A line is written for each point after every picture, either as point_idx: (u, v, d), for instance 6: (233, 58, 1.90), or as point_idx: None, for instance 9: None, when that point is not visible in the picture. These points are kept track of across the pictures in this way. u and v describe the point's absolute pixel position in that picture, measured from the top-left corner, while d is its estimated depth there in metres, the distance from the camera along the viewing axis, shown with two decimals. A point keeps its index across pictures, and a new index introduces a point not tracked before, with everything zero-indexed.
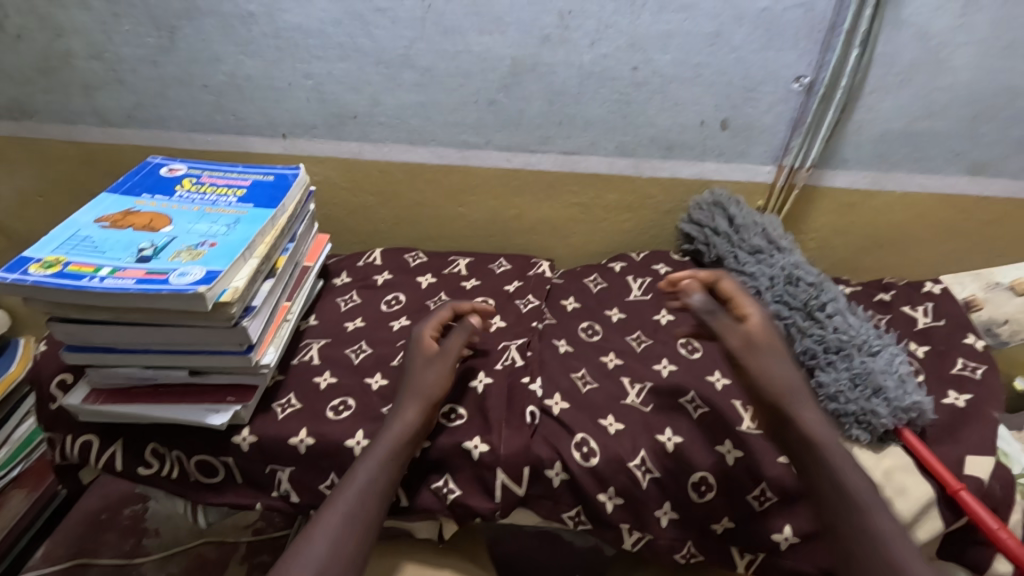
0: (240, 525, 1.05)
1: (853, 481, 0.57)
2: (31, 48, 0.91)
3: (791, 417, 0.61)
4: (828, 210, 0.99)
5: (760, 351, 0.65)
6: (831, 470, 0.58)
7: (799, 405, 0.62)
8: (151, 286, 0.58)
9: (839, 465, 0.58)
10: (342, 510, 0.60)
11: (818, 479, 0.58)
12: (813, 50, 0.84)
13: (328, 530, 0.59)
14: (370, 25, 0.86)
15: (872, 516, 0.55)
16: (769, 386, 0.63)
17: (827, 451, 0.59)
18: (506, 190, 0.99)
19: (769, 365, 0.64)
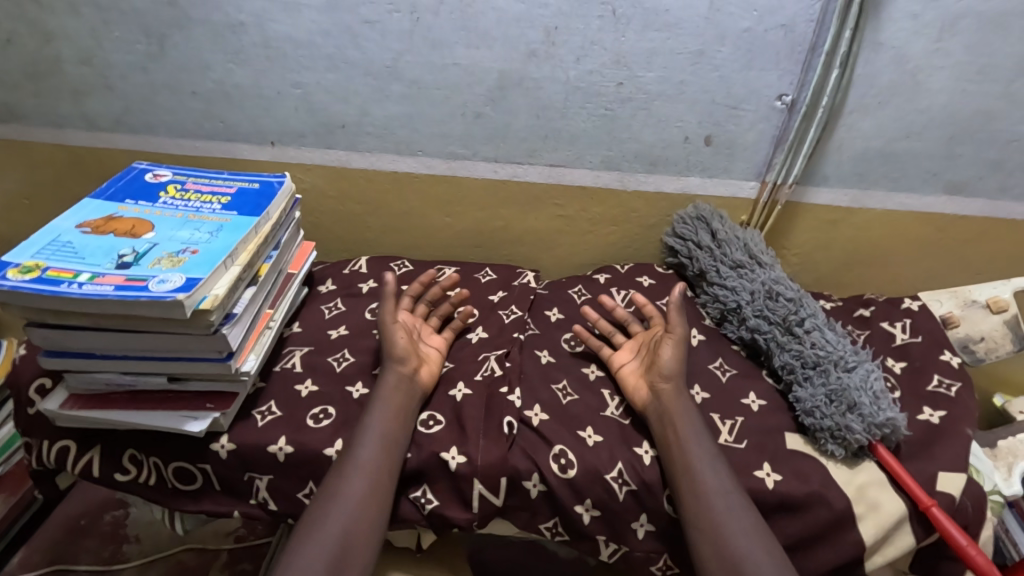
0: (222, 532, 1.05)
1: (696, 437, 0.68)
2: (20, 52, 0.91)
3: (663, 389, 0.73)
4: (810, 226, 1.00)
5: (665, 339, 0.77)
6: (672, 427, 0.69)
7: (676, 388, 0.73)
8: (129, 293, 0.58)
9: (685, 435, 0.68)
10: (351, 492, 0.64)
11: (664, 436, 0.69)
12: (794, 70, 0.86)
13: (336, 511, 0.62)
14: (359, 37, 0.87)
15: (697, 464, 0.66)
16: (665, 366, 0.74)
17: (678, 413, 0.70)
18: (493, 201, 1.00)
19: (673, 350, 0.76)
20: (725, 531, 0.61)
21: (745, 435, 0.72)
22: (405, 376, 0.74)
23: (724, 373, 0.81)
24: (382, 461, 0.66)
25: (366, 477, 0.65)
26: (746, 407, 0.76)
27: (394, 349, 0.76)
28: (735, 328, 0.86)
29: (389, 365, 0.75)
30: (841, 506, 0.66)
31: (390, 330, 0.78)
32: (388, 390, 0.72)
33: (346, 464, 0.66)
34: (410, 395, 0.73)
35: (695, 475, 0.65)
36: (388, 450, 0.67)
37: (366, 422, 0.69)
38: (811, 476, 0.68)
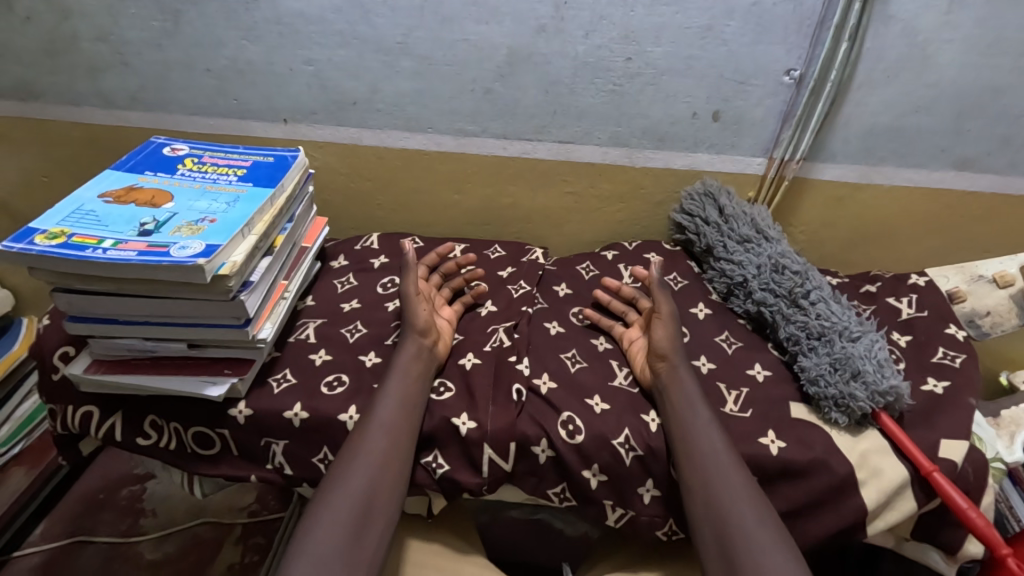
0: (237, 509, 1.14)
1: (697, 403, 0.70)
2: (39, 29, 0.93)
3: (661, 361, 0.74)
4: (818, 202, 1.00)
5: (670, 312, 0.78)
6: (674, 392, 0.71)
7: (677, 362, 0.74)
8: (152, 258, 0.60)
9: (689, 401, 0.70)
10: (370, 451, 0.65)
11: (671, 408, 0.70)
12: (803, 44, 0.86)
13: (358, 470, 0.64)
14: (370, 13, 0.88)
15: (704, 428, 0.67)
16: (659, 345, 0.75)
17: (676, 380, 0.72)
18: (502, 178, 1.01)
19: (666, 328, 0.76)
20: (720, 487, 0.63)
21: (751, 404, 0.74)
22: (421, 346, 0.76)
23: (730, 345, 0.82)
24: (400, 422, 0.68)
25: (385, 437, 0.67)
26: (752, 378, 0.77)
27: (409, 322, 0.77)
28: (741, 302, 0.87)
29: (410, 337, 0.76)
30: (844, 471, 0.68)
31: (408, 302, 0.79)
32: (407, 358, 0.74)
33: (365, 424, 0.68)
34: (426, 363, 0.75)
35: (696, 436, 0.67)
36: (405, 413, 0.69)
37: (385, 387, 0.71)
38: (815, 443, 0.69)
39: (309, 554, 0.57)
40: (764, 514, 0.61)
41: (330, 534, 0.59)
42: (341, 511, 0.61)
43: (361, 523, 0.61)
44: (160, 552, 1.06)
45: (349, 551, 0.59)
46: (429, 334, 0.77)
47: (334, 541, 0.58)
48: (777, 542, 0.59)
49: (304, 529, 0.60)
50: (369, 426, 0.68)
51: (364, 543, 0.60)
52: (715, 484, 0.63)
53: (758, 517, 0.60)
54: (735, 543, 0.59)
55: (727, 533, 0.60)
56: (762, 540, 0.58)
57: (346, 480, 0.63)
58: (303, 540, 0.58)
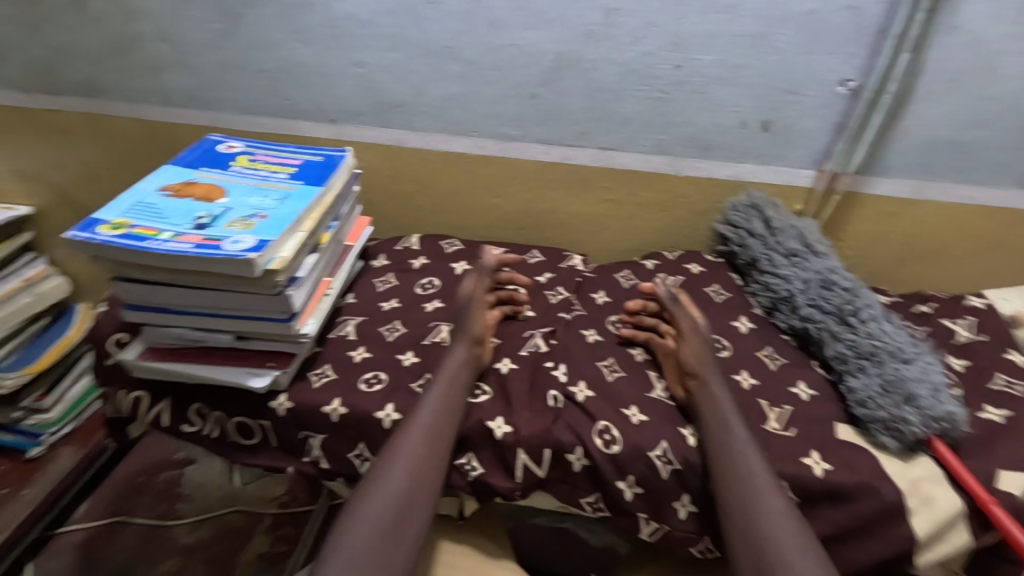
0: (267, 499, 1.17)
1: (732, 422, 0.68)
2: (107, 29, 0.98)
3: (694, 378, 0.73)
4: (869, 217, 0.97)
5: (697, 330, 0.77)
6: (714, 411, 0.69)
7: (709, 377, 0.72)
8: (206, 251, 0.62)
9: (723, 417, 0.68)
10: (405, 454, 0.66)
11: (704, 425, 0.69)
12: (860, 54, 0.83)
13: (393, 473, 0.64)
14: (420, 17, 0.89)
15: (741, 446, 0.66)
16: (688, 362, 0.74)
17: (714, 398, 0.70)
18: (543, 183, 1.01)
19: (693, 346, 0.76)
20: (759, 512, 0.61)
21: (793, 423, 0.72)
22: (460, 352, 0.76)
23: (774, 361, 0.80)
24: (439, 426, 0.68)
25: (423, 440, 0.67)
26: (795, 396, 0.75)
27: (459, 331, 0.78)
28: (785, 317, 0.85)
29: (463, 343, 0.76)
30: (892, 499, 0.65)
31: (462, 311, 0.80)
32: (452, 363, 0.74)
33: (404, 426, 0.68)
34: (469, 366, 0.75)
35: (736, 457, 0.65)
36: (444, 418, 0.69)
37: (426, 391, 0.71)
38: (861, 467, 0.67)
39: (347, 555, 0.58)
40: (804, 542, 0.59)
41: (367, 537, 0.59)
42: (378, 513, 0.61)
43: (397, 526, 0.61)
44: (194, 537, 1.11)
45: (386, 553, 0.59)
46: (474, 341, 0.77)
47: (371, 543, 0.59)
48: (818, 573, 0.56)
49: (341, 528, 0.61)
50: (408, 428, 0.68)
51: (401, 545, 0.61)
52: (754, 508, 0.61)
53: (799, 546, 0.58)
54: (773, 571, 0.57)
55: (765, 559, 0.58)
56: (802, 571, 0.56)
57: (384, 481, 0.64)
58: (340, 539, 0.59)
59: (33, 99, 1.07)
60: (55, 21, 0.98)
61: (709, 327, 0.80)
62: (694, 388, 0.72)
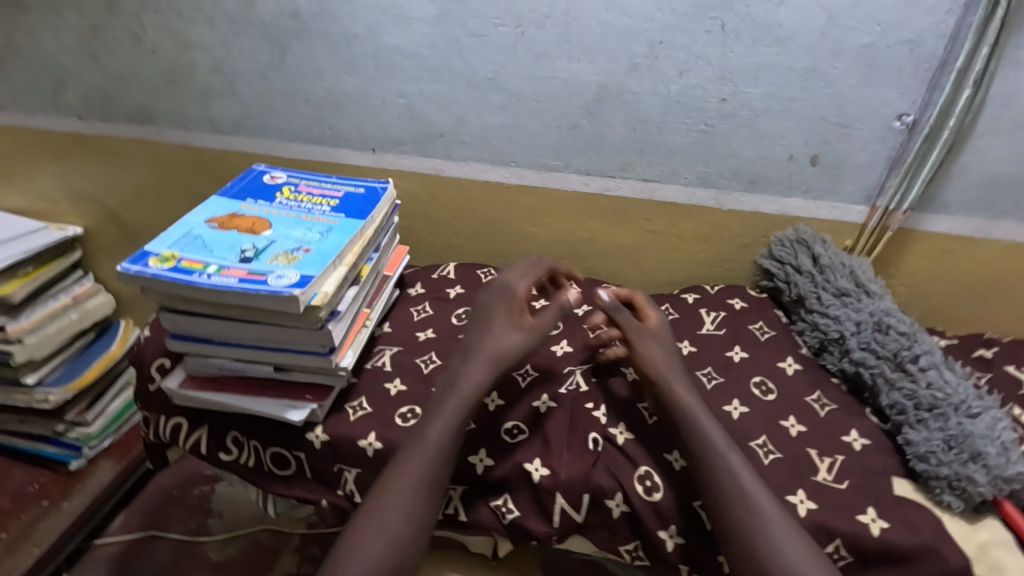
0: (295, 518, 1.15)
1: (709, 431, 0.65)
2: (162, 60, 1.01)
3: (686, 418, 0.66)
4: (923, 255, 0.93)
5: (644, 333, 0.74)
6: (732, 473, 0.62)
7: (672, 379, 0.70)
8: (251, 287, 0.63)
9: (699, 424, 0.66)
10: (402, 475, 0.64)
11: (681, 433, 0.66)
12: (918, 88, 0.81)
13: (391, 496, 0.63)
14: (464, 49, 0.90)
15: (731, 462, 0.63)
16: (646, 367, 0.71)
17: (719, 449, 0.63)
18: (582, 213, 1.00)
19: (651, 350, 0.73)
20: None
21: (846, 475, 0.68)
22: (450, 387, 0.70)
23: (823, 407, 0.77)
24: (423, 488, 0.64)
25: (407, 512, 0.62)
26: (847, 445, 0.71)
27: (483, 351, 0.72)
28: (836, 359, 0.81)
29: (490, 378, 0.70)
30: (958, 564, 0.61)
31: (498, 331, 0.73)
32: (450, 410, 0.68)
33: (383, 493, 0.63)
34: (467, 413, 0.68)
35: (761, 534, 0.58)
36: (430, 479, 0.64)
37: (405, 453, 0.66)
38: (923, 527, 0.63)
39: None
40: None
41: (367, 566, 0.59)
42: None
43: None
44: (224, 554, 1.11)
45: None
46: (490, 372, 0.70)
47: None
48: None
49: None
50: (386, 494, 0.63)
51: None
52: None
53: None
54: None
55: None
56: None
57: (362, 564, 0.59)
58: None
59: (89, 126, 1.11)
60: (114, 52, 1.02)
61: (665, 328, 0.78)
62: (699, 437, 0.65)
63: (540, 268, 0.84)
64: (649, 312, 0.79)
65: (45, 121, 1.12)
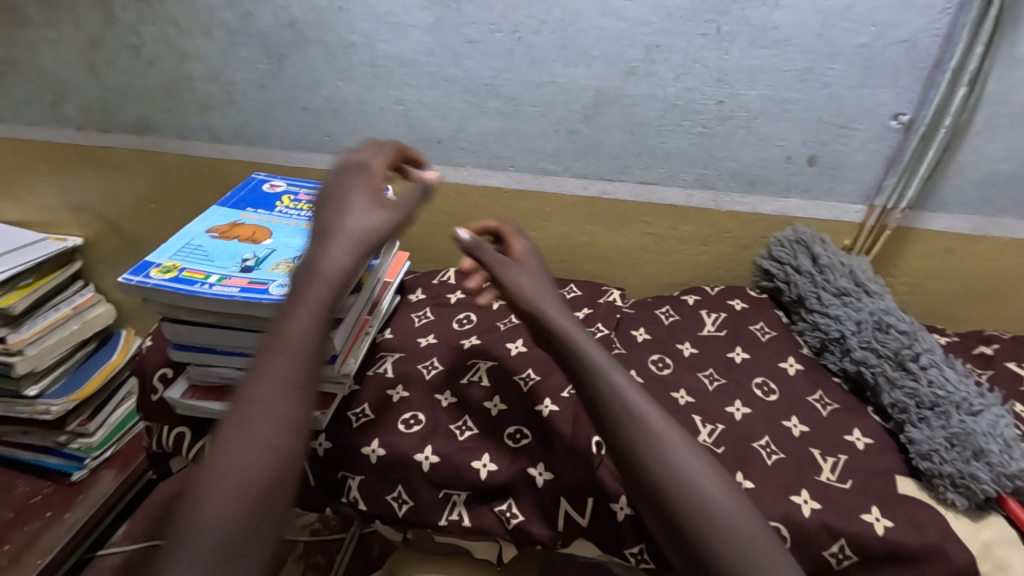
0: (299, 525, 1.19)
1: (592, 354, 0.61)
2: (160, 71, 1.02)
3: (568, 346, 0.62)
4: (922, 253, 0.93)
5: (511, 266, 0.69)
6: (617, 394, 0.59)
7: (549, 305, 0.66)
8: (253, 296, 0.63)
9: (582, 347, 0.62)
10: (272, 379, 0.52)
11: (563, 360, 0.62)
12: (914, 88, 0.81)
13: (259, 410, 0.51)
14: (461, 56, 0.90)
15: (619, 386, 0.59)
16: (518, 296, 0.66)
17: (601, 372, 0.60)
18: (581, 217, 1.00)
19: (521, 278, 0.68)
20: (696, 520, 0.53)
21: (850, 475, 0.68)
22: (309, 270, 0.58)
23: (825, 407, 0.77)
24: (297, 393, 0.52)
25: (282, 426, 0.50)
26: (850, 445, 0.72)
27: (341, 232, 0.60)
28: (837, 359, 0.81)
29: (355, 263, 0.60)
30: (963, 562, 0.61)
31: (356, 212, 0.62)
32: (313, 299, 0.56)
33: (247, 407, 0.51)
34: (331, 301, 0.57)
35: (658, 452, 0.56)
36: (304, 383, 0.53)
37: (265, 357, 0.54)
38: (927, 526, 0.63)
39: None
40: (766, 552, 0.51)
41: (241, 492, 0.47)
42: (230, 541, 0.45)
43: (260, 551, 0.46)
44: None
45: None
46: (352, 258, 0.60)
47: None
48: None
49: (201, 513, 0.45)
50: (253, 405, 0.51)
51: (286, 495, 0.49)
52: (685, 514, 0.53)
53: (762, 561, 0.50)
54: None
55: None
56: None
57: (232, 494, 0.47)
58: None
59: (88, 137, 1.12)
60: (112, 64, 1.03)
61: (532, 256, 0.75)
62: (583, 360, 0.61)
63: (388, 150, 0.72)
64: (513, 243, 0.76)
65: (43, 133, 1.13)
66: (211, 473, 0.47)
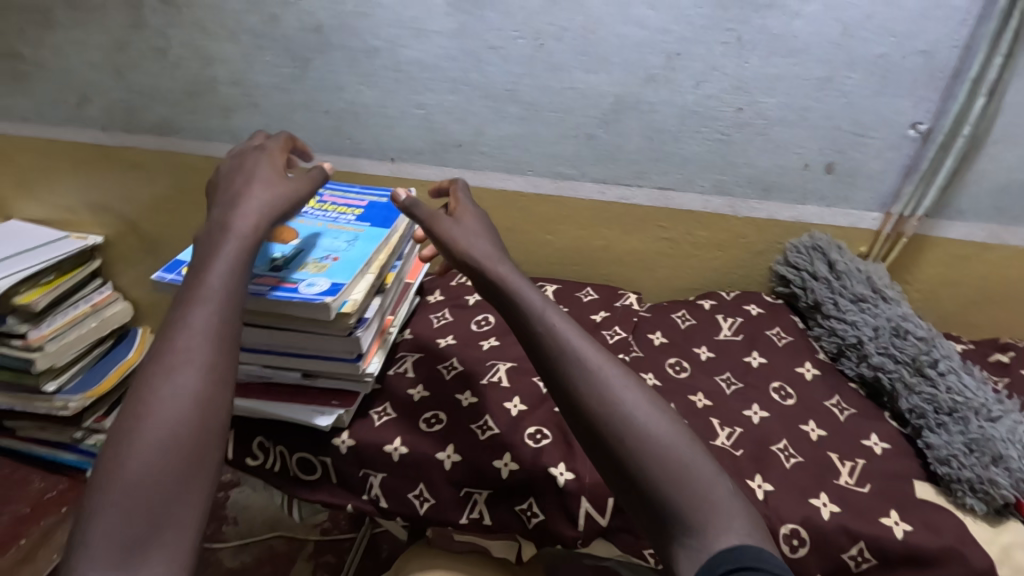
0: (308, 525, 1.20)
1: (527, 295, 0.60)
2: (185, 73, 1.03)
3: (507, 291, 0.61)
4: (938, 260, 0.94)
5: (444, 220, 0.69)
6: (553, 336, 0.57)
7: (488, 254, 0.64)
8: (284, 294, 0.64)
9: (519, 290, 0.61)
10: (191, 336, 0.52)
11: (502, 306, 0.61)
12: (932, 98, 0.82)
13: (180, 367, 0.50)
14: (483, 61, 0.92)
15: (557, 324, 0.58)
16: (457, 249, 0.66)
17: (535, 313, 0.58)
18: (597, 222, 1.01)
19: (453, 230, 0.67)
20: (635, 454, 0.51)
21: (868, 479, 0.69)
22: (221, 228, 0.58)
23: (842, 412, 0.78)
24: (219, 340, 0.52)
25: (202, 372, 0.50)
26: (868, 449, 0.72)
27: (249, 198, 0.61)
28: (853, 364, 0.82)
29: (267, 218, 0.61)
30: (981, 567, 0.62)
31: (261, 183, 0.63)
32: (227, 251, 0.57)
33: (165, 355, 0.51)
34: (246, 253, 0.58)
35: (599, 390, 0.54)
36: (224, 331, 0.53)
37: (182, 312, 0.53)
38: (946, 530, 0.64)
39: (157, 551, 0.44)
40: (712, 484, 0.50)
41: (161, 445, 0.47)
42: (162, 482, 0.46)
43: (195, 488, 0.47)
44: (238, 561, 1.13)
45: (203, 525, 0.47)
46: (261, 217, 0.60)
47: (175, 521, 0.46)
48: (751, 541, 0.47)
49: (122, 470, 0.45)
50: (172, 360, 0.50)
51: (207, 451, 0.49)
52: (626, 449, 0.52)
53: (705, 493, 0.49)
54: (700, 555, 0.47)
55: (659, 511, 0.50)
56: (730, 540, 0.47)
57: (158, 441, 0.47)
58: (106, 539, 0.43)
59: (111, 137, 1.13)
60: (137, 67, 1.05)
61: (471, 207, 0.71)
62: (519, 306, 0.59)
63: (279, 138, 0.72)
64: (453, 193, 0.74)
65: (67, 133, 1.15)
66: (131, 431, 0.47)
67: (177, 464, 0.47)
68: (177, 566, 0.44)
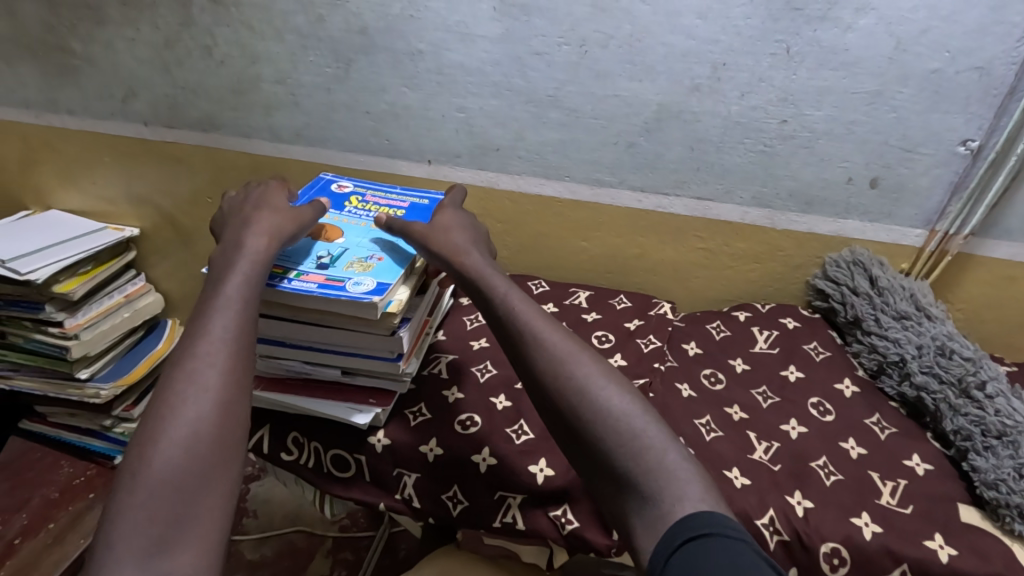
0: (328, 521, 1.21)
1: (493, 279, 0.65)
2: (230, 72, 1.05)
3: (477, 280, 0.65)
4: (982, 280, 0.93)
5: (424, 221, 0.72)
6: (514, 318, 0.61)
7: (467, 253, 0.68)
8: (332, 292, 0.65)
9: (488, 277, 0.65)
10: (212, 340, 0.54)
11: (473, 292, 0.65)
12: (985, 114, 0.81)
13: (207, 372, 0.52)
14: (526, 66, 0.92)
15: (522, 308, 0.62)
16: (441, 247, 0.69)
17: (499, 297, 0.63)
18: (633, 230, 1.01)
19: (434, 232, 0.71)
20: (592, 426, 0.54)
21: (910, 500, 0.68)
22: (235, 246, 0.62)
23: (883, 430, 0.76)
24: (237, 344, 0.54)
25: (222, 372, 0.52)
26: (910, 469, 0.71)
27: (259, 221, 0.66)
28: (894, 383, 0.81)
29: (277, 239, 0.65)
30: None
31: (269, 213, 0.67)
32: (242, 264, 0.60)
33: (185, 361, 0.52)
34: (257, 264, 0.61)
35: (557, 367, 0.57)
36: (242, 336, 0.55)
37: (199, 319, 0.55)
38: (993, 556, 0.63)
39: (182, 544, 0.45)
40: (664, 451, 0.52)
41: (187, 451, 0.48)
42: (188, 479, 0.47)
43: (218, 483, 0.48)
44: (258, 554, 1.14)
45: (228, 522, 0.48)
46: (272, 238, 0.64)
47: (199, 516, 0.46)
48: (705, 507, 0.48)
49: (151, 476, 0.46)
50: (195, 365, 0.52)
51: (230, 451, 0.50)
52: (581, 420, 0.54)
53: (654, 459, 0.51)
54: (656, 528, 0.48)
55: (616, 478, 0.52)
56: (686, 509, 0.48)
57: (183, 442, 0.48)
58: (132, 539, 0.43)
59: (154, 132, 1.16)
60: (184, 64, 1.06)
61: (460, 218, 0.75)
62: (485, 292, 0.64)
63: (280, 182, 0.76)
64: (449, 197, 0.80)
65: (112, 127, 1.17)
66: (154, 439, 0.48)
67: (202, 461, 0.48)
68: (203, 558, 0.45)
